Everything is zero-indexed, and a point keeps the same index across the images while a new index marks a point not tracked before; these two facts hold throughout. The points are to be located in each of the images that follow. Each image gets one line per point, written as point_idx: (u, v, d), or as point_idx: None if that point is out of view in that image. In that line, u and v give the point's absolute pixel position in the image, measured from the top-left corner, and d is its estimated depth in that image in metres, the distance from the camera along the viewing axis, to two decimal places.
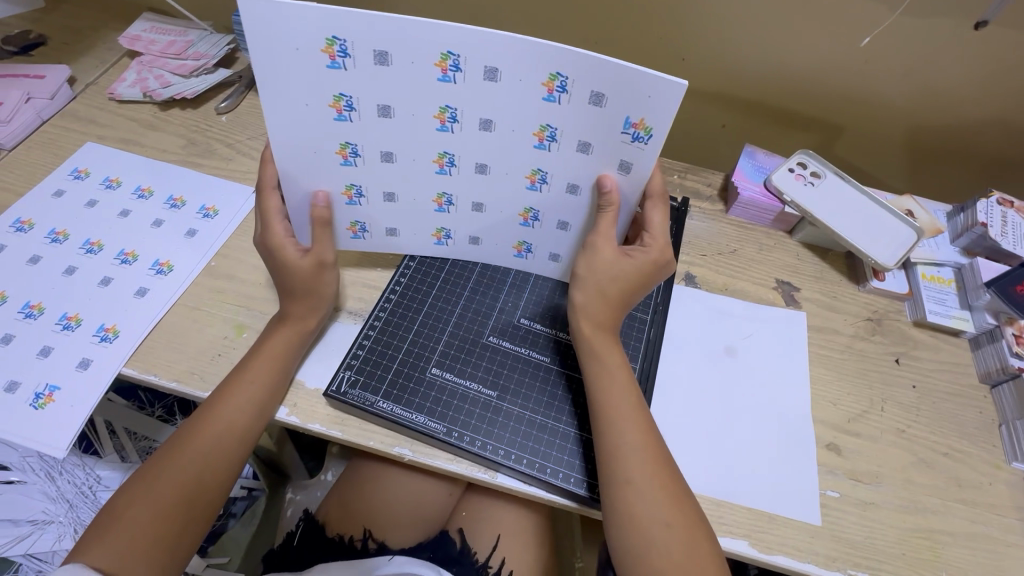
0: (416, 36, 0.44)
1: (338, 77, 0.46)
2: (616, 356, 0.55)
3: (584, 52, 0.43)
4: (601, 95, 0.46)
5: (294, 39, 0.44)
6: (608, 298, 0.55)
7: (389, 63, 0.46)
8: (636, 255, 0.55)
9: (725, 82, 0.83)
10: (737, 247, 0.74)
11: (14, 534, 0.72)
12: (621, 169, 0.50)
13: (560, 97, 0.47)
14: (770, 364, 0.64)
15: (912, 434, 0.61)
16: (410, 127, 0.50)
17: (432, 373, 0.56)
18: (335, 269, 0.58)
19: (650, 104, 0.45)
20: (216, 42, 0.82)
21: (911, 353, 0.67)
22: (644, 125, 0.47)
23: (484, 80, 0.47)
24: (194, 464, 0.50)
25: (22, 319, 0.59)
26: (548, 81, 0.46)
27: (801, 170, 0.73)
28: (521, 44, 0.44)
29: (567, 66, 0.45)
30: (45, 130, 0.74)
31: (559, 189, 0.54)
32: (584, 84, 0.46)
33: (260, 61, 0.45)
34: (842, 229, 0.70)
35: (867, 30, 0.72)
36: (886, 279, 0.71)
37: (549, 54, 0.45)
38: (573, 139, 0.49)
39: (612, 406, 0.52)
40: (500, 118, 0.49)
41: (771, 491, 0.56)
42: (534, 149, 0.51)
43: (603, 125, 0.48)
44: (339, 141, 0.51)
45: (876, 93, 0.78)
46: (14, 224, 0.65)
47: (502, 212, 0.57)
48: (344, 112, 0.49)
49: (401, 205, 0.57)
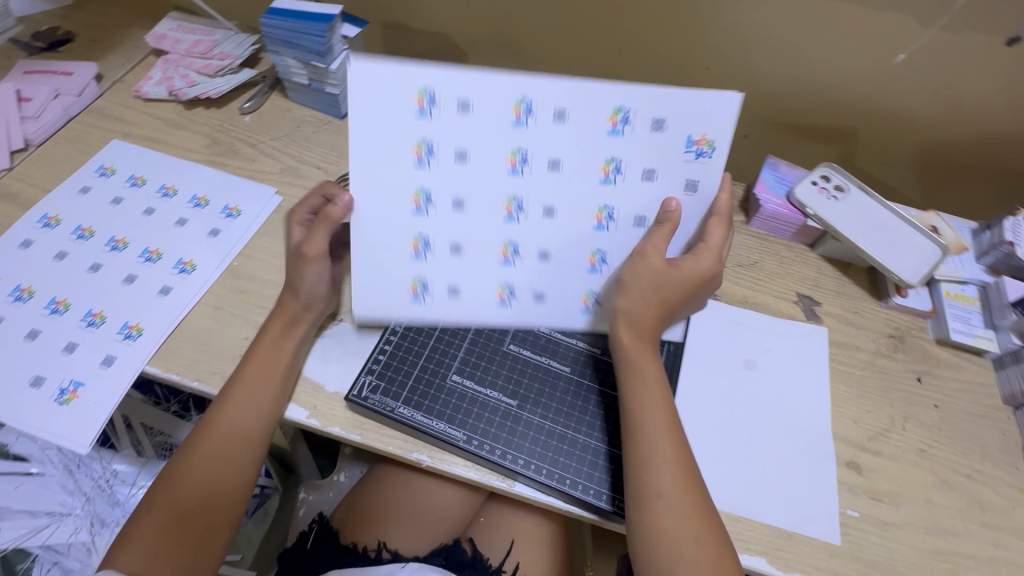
0: (496, 85, 0.50)
1: (423, 124, 0.51)
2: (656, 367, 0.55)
3: (645, 86, 0.50)
4: (662, 120, 0.51)
5: (386, 92, 0.49)
6: (652, 310, 0.55)
7: (469, 111, 0.50)
8: (687, 267, 0.55)
9: (750, 92, 0.83)
10: (758, 259, 0.73)
11: (30, 525, 0.71)
12: (688, 188, 0.54)
13: (624, 129, 0.51)
14: (790, 379, 0.63)
15: (933, 454, 0.60)
16: (482, 171, 0.53)
17: (451, 380, 0.57)
18: (319, 266, 0.56)
19: (709, 120, 0.51)
20: (241, 43, 0.82)
21: (933, 371, 0.66)
22: (706, 140, 0.51)
23: (555, 120, 0.51)
24: (212, 467, 0.52)
25: (48, 315, 0.60)
26: (613, 115, 0.51)
27: (824, 184, 0.72)
28: (590, 86, 0.50)
29: (630, 100, 0.51)
30: (72, 127, 0.75)
31: (626, 226, 0.55)
32: (646, 113, 0.51)
33: (356, 114, 0.50)
34: (865, 244, 0.69)
35: (899, 45, 0.71)
36: (909, 295, 0.70)
37: (616, 92, 0.50)
38: (641, 168, 0.53)
39: (644, 418, 0.52)
40: (568, 156, 0.52)
41: (790, 508, 0.55)
42: (601, 182, 0.53)
43: (666, 149, 0.52)
44: (415, 189, 0.53)
45: (904, 107, 0.78)
46: (41, 220, 0.66)
47: (570, 259, 0.57)
48: (424, 158, 0.52)
49: (467, 258, 0.56)
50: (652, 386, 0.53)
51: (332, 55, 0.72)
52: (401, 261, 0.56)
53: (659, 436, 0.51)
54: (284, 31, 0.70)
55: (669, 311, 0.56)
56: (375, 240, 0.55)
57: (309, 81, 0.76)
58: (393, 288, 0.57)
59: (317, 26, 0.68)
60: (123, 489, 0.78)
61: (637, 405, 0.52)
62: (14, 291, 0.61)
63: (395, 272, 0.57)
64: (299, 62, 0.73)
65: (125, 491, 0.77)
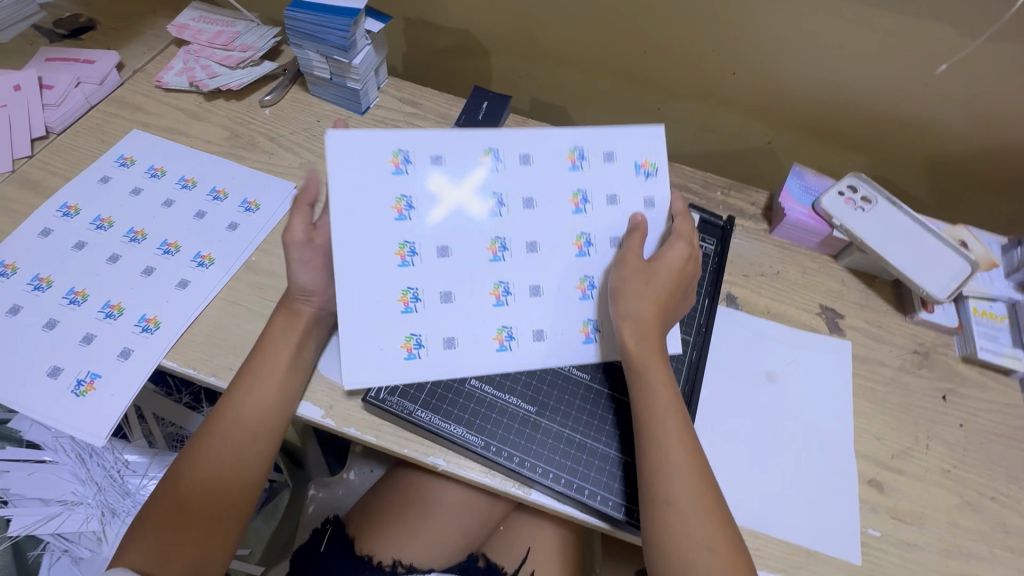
0: (464, 141, 0.57)
1: (401, 178, 0.55)
2: (662, 365, 0.53)
3: (586, 128, 0.59)
4: (612, 152, 0.59)
5: (364, 155, 0.55)
6: (651, 307, 0.54)
7: (443, 162, 0.57)
8: (673, 257, 0.56)
9: (777, 98, 0.82)
10: (780, 269, 0.72)
11: (42, 513, 0.72)
12: (648, 205, 0.60)
13: (582, 164, 0.59)
14: (811, 393, 0.62)
15: (957, 475, 0.58)
16: (463, 217, 0.57)
17: (467, 383, 0.56)
18: (296, 248, 0.56)
19: (647, 147, 0.60)
20: (263, 34, 0.81)
21: (958, 390, 0.64)
22: (650, 162, 0.60)
23: (521, 164, 0.58)
24: (222, 465, 0.51)
25: (66, 305, 0.60)
26: (571, 154, 0.59)
27: (851, 194, 0.70)
28: (541, 133, 0.59)
29: (578, 140, 0.59)
30: (93, 115, 0.75)
31: (606, 248, 0.59)
32: (596, 148, 0.59)
33: (335, 176, 0.54)
34: (891, 257, 0.67)
35: (942, 56, 0.69)
36: (936, 311, 0.68)
37: (565, 138, 0.59)
38: (604, 194, 0.59)
39: (660, 421, 0.51)
40: (540, 194, 0.58)
41: (810, 526, 0.55)
42: (574, 213, 0.59)
43: (620, 176, 0.59)
44: (398, 242, 0.55)
45: (937, 119, 0.76)
46: (60, 209, 0.66)
47: (560, 289, 0.58)
48: (404, 211, 0.56)
49: (458, 306, 0.56)
50: (660, 384, 0.52)
51: (354, 50, 0.71)
52: (390, 320, 0.55)
53: (676, 439, 0.50)
54: (308, 25, 0.69)
55: (669, 308, 0.56)
56: (358, 300, 0.54)
57: (331, 75, 0.75)
58: (385, 345, 0.55)
59: (341, 20, 0.67)
60: (134, 480, 0.77)
61: (649, 407, 0.51)
62: (33, 280, 0.61)
63: (380, 334, 0.55)
64: (320, 56, 0.72)
65: (136, 482, 0.77)
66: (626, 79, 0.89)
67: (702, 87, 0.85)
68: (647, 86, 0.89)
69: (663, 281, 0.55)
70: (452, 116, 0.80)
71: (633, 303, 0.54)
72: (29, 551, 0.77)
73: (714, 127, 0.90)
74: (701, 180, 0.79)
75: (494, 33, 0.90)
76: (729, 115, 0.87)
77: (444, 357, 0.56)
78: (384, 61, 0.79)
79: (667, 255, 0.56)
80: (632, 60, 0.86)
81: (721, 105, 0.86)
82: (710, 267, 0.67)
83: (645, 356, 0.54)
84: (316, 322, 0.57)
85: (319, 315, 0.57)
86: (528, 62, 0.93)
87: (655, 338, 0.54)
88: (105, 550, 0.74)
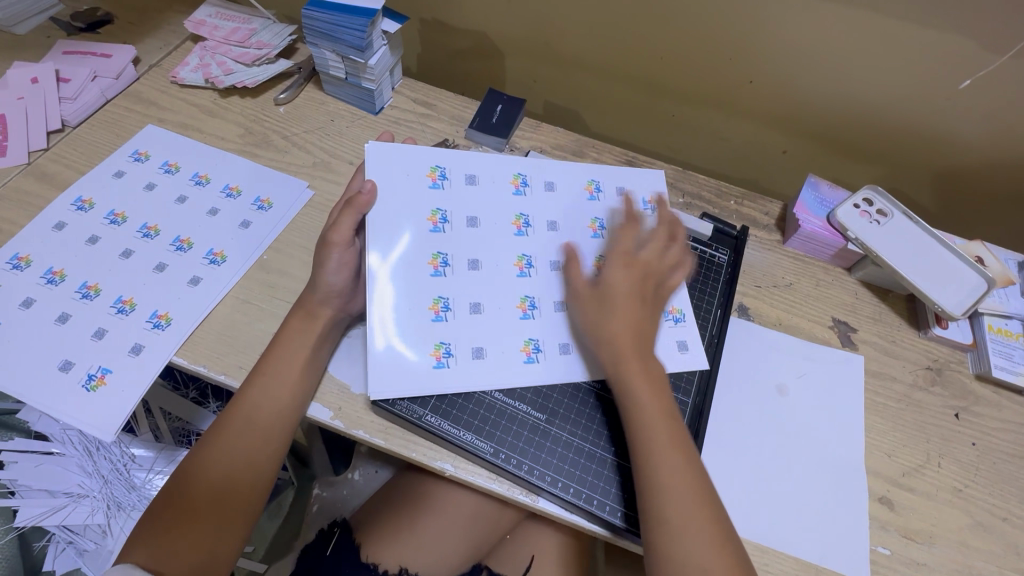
0: (497, 168, 0.65)
1: (438, 192, 0.61)
2: (648, 372, 0.52)
3: (601, 167, 0.68)
4: (624, 188, 0.67)
5: (409, 169, 0.61)
6: (620, 326, 0.53)
7: (476, 183, 0.63)
8: (626, 269, 0.56)
9: (793, 107, 0.82)
10: (792, 280, 0.71)
11: (49, 505, 0.73)
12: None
13: (598, 196, 0.66)
14: (822, 407, 0.62)
15: (969, 494, 0.58)
16: (490, 233, 0.61)
17: (481, 390, 0.55)
18: (340, 252, 0.57)
19: (655, 188, 0.68)
20: (279, 32, 0.81)
21: (971, 408, 0.63)
22: (657, 200, 0.67)
23: (546, 190, 0.65)
24: (233, 465, 0.51)
25: (79, 299, 0.60)
26: (588, 187, 0.66)
27: (866, 207, 0.69)
28: (564, 168, 0.67)
29: (596, 176, 0.67)
30: (108, 110, 0.75)
31: None
32: (611, 184, 0.67)
33: (383, 182, 0.60)
34: (906, 271, 0.66)
35: (965, 72, 0.68)
36: (950, 327, 0.67)
37: (585, 174, 0.67)
38: (619, 222, 0.64)
39: (650, 433, 0.50)
40: (561, 219, 0.63)
41: (818, 542, 0.54)
42: (591, 236, 0.63)
43: (632, 209, 0.66)
44: (433, 252, 0.58)
45: (957, 134, 0.75)
46: (75, 203, 0.66)
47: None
48: (438, 224, 0.60)
49: (486, 316, 0.57)
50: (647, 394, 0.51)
51: (371, 51, 0.71)
52: (422, 327, 0.56)
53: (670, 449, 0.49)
54: (325, 24, 0.68)
55: (646, 317, 0.55)
56: (393, 305, 0.56)
57: (346, 75, 0.75)
58: (415, 349, 0.55)
59: (358, 20, 0.67)
60: (140, 474, 0.77)
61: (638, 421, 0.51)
62: (46, 274, 0.61)
63: (413, 339, 0.55)
64: (337, 55, 0.72)
65: (142, 476, 0.77)
66: (641, 85, 0.89)
67: (718, 96, 0.85)
68: (662, 93, 0.88)
69: (625, 295, 0.54)
70: (466, 118, 0.79)
71: (602, 325, 0.54)
72: (36, 542, 0.78)
73: (728, 135, 0.90)
74: (715, 188, 0.78)
75: (509, 36, 0.90)
76: (745, 124, 0.87)
77: (472, 369, 0.55)
78: (399, 62, 0.79)
79: (617, 271, 0.56)
80: (648, 67, 0.85)
81: (736, 113, 0.86)
82: (723, 278, 0.67)
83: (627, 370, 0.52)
84: (333, 325, 0.57)
85: (338, 317, 0.57)
86: (542, 65, 0.93)
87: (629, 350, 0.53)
88: (109, 543, 0.75)
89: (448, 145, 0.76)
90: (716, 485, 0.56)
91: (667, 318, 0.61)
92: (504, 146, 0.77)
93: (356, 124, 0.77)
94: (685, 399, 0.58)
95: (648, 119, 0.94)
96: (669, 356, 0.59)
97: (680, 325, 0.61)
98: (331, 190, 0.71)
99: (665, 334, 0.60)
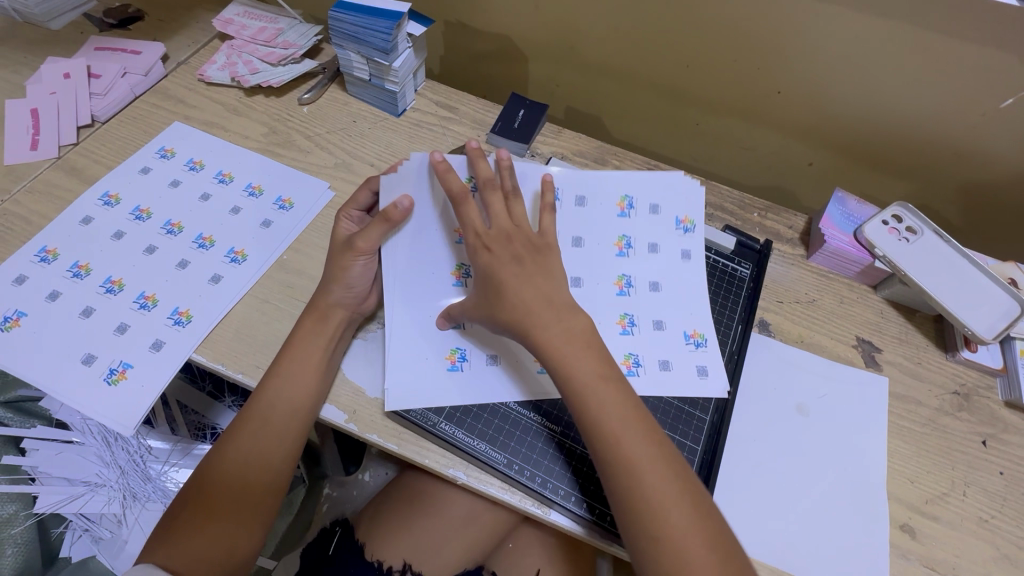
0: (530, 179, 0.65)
1: None
2: (568, 334, 0.50)
3: (638, 180, 0.66)
4: (657, 206, 0.66)
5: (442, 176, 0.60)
6: (524, 312, 0.51)
7: None
8: (495, 250, 0.53)
9: (822, 121, 0.80)
10: (816, 297, 0.70)
11: (68, 493, 0.75)
12: (685, 257, 0.64)
13: (629, 212, 0.66)
14: (843, 428, 0.60)
15: (995, 526, 0.56)
16: None
17: (500, 402, 0.55)
18: (363, 262, 0.57)
19: (690, 205, 0.66)
20: (305, 32, 0.82)
21: (1000, 436, 0.61)
22: (688, 220, 0.65)
23: (575, 204, 0.65)
24: (248, 465, 0.51)
25: (103, 294, 0.61)
26: (619, 202, 0.66)
27: (895, 224, 0.67)
28: (597, 179, 0.66)
29: (630, 190, 0.66)
30: (136, 106, 0.76)
31: (645, 289, 0.63)
32: (644, 200, 0.66)
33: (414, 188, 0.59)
34: (935, 290, 0.64)
35: (1009, 90, 0.66)
36: (979, 351, 0.65)
37: (620, 187, 0.66)
38: (645, 242, 0.65)
39: (660, 520, 0.44)
40: (586, 235, 0.64)
41: (834, 567, 0.53)
42: (616, 256, 0.64)
43: (662, 228, 0.65)
44: (454, 263, 0.59)
45: (995, 152, 0.73)
46: (102, 198, 0.67)
47: (603, 321, 0.61)
48: (464, 236, 0.60)
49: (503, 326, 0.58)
50: (648, 475, 0.45)
51: (395, 53, 0.71)
52: (441, 336, 0.57)
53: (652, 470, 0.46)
54: (352, 26, 0.69)
55: (545, 284, 0.52)
56: (420, 316, 0.58)
57: (370, 76, 0.75)
58: (431, 355, 0.56)
59: (384, 23, 0.67)
60: (156, 466, 0.78)
61: (645, 508, 0.45)
62: (72, 267, 0.62)
63: (429, 344, 0.57)
64: (361, 57, 0.72)
65: (158, 468, 0.77)
66: (665, 92, 0.88)
67: (743, 106, 0.84)
68: (686, 100, 0.87)
69: (510, 276, 0.52)
70: (488, 122, 0.79)
71: (511, 316, 0.51)
72: (53, 528, 0.78)
73: (751, 145, 0.89)
74: (738, 200, 0.77)
75: (533, 39, 0.90)
76: (771, 134, 0.86)
77: (487, 375, 0.56)
78: (422, 65, 0.79)
79: (484, 263, 0.53)
80: (673, 74, 0.84)
81: (762, 123, 0.85)
82: (745, 293, 0.66)
83: (624, 453, 0.46)
84: (347, 324, 0.57)
85: (351, 318, 0.57)
86: (565, 69, 0.92)
87: (617, 431, 0.47)
88: (124, 533, 0.77)
89: (469, 149, 0.76)
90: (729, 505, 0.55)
91: (688, 342, 0.60)
92: (525, 152, 0.77)
93: (379, 125, 0.77)
94: (704, 416, 0.57)
95: (670, 126, 0.93)
96: (689, 381, 0.58)
97: (700, 349, 0.60)
98: (352, 192, 0.71)
99: (685, 361, 0.59)
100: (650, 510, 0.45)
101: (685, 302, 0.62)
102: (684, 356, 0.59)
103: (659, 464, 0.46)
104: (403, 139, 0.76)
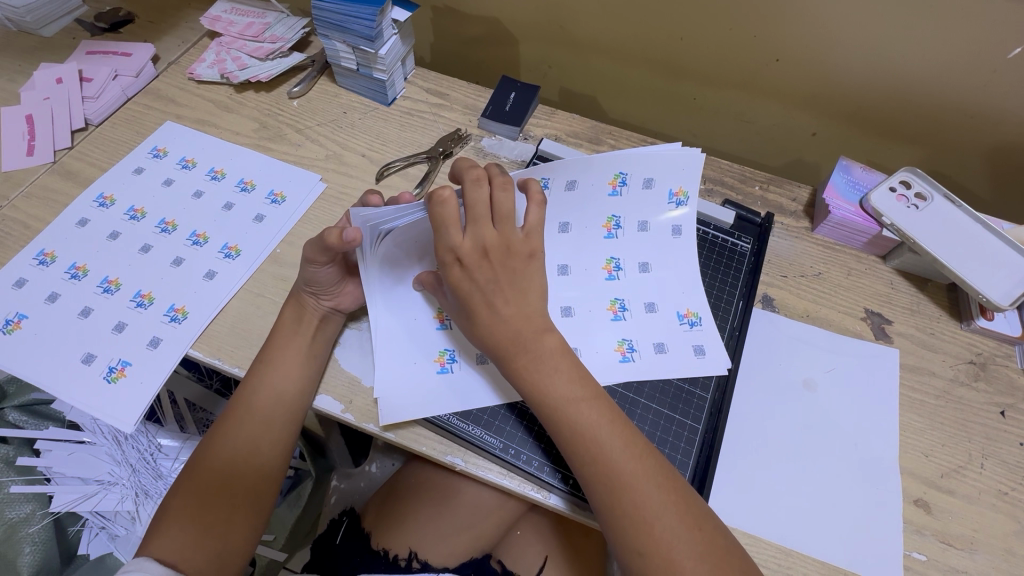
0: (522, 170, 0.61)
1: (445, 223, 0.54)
2: (549, 351, 0.48)
3: (631, 155, 0.61)
4: (651, 180, 0.62)
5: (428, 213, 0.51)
6: (493, 337, 0.49)
7: None
8: (468, 264, 0.48)
9: (824, 86, 0.77)
10: (822, 270, 0.68)
11: (82, 492, 0.76)
12: (675, 233, 0.62)
13: (621, 190, 0.62)
14: (852, 401, 0.58)
15: (1015, 498, 0.54)
16: None
17: (484, 406, 0.54)
18: (328, 268, 0.54)
19: (685, 175, 0.61)
20: (293, 25, 0.81)
21: (1019, 406, 0.58)
22: (683, 192, 0.61)
23: (565, 189, 0.62)
24: (236, 454, 0.51)
25: (101, 294, 0.61)
26: (612, 180, 0.62)
27: (904, 191, 0.64)
28: (586, 160, 0.61)
29: (623, 167, 0.61)
30: (128, 107, 0.77)
31: (636, 271, 0.61)
32: (638, 175, 0.62)
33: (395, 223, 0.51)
34: (947, 257, 0.61)
35: (1017, 40, 0.62)
36: (996, 319, 0.62)
37: (611, 163, 0.61)
38: (635, 220, 0.62)
39: (648, 537, 0.43)
40: (573, 219, 0.62)
41: (844, 544, 0.51)
42: (605, 238, 0.62)
43: (654, 205, 0.62)
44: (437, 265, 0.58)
45: (1008, 110, 0.69)
46: (97, 200, 0.68)
47: (593, 309, 0.59)
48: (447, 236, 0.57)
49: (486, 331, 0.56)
50: (634, 490, 0.44)
51: (380, 40, 0.70)
52: (427, 335, 0.57)
53: (633, 475, 0.44)
54: (335, 15, 0.68)
55: (518, 305, 0.49)
56: (404, 310, 0.57)
57: (357, 66, 0.74)
58: (417, 359, 0.56)
59: (367, 9, 0.65)
60: (166, 462, 0.80)
61: (632, 526, 0.43)
62: (70, 269, 0.63)
63: (416, 347, 0.56)
64: (347, 45, 0.71)
65: (168, 465, 0.79)
66: (661, 67, 0.85)
67: (741, 76, 0.81)
68: (683, 73, 0.85)
69: (481, 294, 0.49)
70: (479, 107, 0.78)
71: (480, 334, 0.50)
72: (70, 527, 0.79)
73: (754, 118, 0.87)
74: (739, 173, 0.75)
75: (522, 21, 0.88)
76: (771, 105, 0.83)
77: (475, 373, 0.55)
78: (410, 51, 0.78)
79: (454, 278, 0.49)
80: (667, 46, 0.82)
81: (761, 95, 0.82)
82: (745, 267, 0.64)
83: (607, 470, 0.45)
84: (326, 318, 0.57)
85: (327, 311, 0.57)
86: (557, 50, 0.90)
87: (599, 449, 0.45)
88: (138, 529, 0.77)
89: (460, 134, 0.74)
90: (732, 485, 0.54)
91: (682, 323, 0.59)
92: (517, 135, 0.75)
93: (369, 115, 0.77)
94: (704, 395, 0.56)
95: (669, 103, 0.91)
96: (687, 361, 0.57)
97: (695, 329, 0.58)
98: (344, 183, 0.70)
99: (682, 343, 0.58)
100: (636, 529, 0.43)
101: (677, 281, 0.61)
102: (677, 337, 0.58)
103: (647, 478, 0.45)
104: (394, 128, 0.75)
